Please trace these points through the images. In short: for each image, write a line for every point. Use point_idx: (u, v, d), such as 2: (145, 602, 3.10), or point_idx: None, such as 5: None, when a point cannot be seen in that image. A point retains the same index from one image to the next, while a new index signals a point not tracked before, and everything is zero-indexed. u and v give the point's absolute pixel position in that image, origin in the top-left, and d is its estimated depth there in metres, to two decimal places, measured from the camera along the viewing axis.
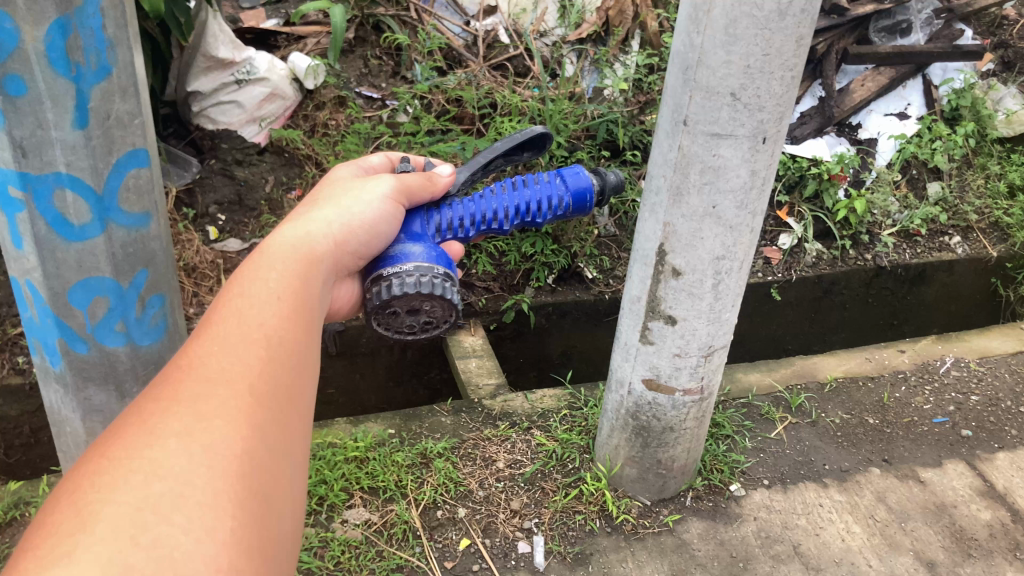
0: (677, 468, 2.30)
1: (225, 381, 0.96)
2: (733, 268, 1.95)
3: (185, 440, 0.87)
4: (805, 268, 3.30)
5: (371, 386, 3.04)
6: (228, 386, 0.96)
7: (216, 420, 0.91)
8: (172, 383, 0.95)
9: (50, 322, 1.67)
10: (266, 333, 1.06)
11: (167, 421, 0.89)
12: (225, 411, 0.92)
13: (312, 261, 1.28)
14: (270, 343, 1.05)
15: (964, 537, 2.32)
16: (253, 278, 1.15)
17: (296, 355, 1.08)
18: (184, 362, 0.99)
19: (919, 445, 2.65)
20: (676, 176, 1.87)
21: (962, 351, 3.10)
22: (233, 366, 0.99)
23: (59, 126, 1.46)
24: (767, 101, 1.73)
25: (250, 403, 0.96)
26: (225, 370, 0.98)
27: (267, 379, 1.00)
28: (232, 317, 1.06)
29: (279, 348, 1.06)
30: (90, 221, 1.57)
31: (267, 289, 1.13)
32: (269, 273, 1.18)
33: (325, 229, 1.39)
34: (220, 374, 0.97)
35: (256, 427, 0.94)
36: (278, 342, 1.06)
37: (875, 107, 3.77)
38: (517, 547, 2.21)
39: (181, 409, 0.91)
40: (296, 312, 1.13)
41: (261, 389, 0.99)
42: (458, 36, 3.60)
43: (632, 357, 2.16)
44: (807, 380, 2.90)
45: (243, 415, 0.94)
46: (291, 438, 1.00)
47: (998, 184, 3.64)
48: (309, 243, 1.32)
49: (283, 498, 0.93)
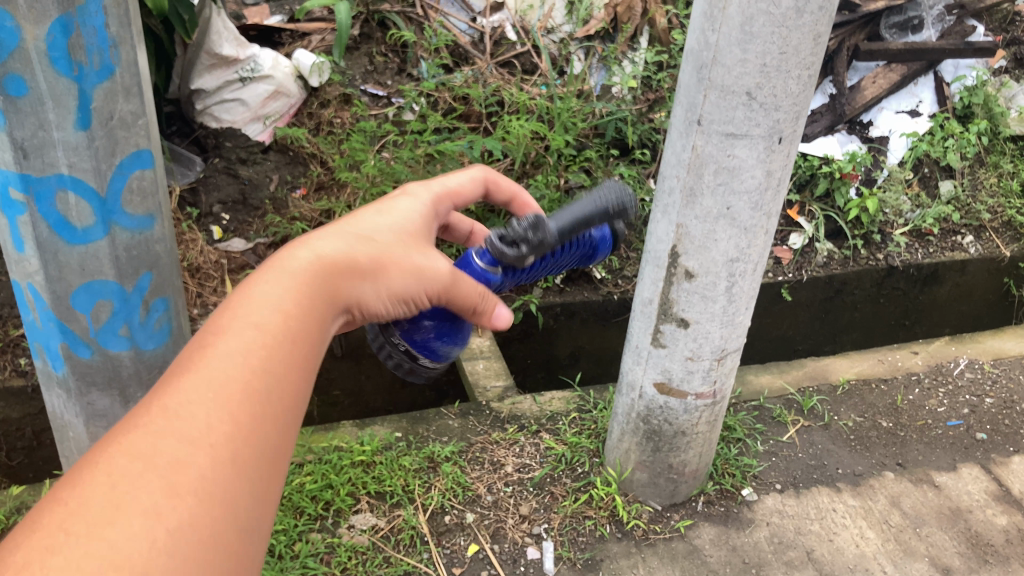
0: (688, 473, 2.26)
1: (211, 437, 0.81)
2: (747, 270, 1.92)
3: (151, 524, 0.73)
4: (816, 268, 3.26)
5: (377, 388, 3.01)
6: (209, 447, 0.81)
7: (190, 496, 0.77)
8: (148, 427, 0.80)
9: (52, 326, 1.64)
10: (265, 370, 0.90)
11: (139, 494, 0.74)
12: (203, 485, 0.78)
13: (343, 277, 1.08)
14: (269, 383, 0.90)
15: (980, 543, 2.29)
16: (265, 295, 0.97)
17: (294, 396, 0.93)
18: (168, 395, 0.83)
19: (933, 449, 2.61)
20: (689, 177, 1.83)
21: (976, 352, 3.06)
22: (222, 422, 0.83)
23: (61, 127, 1.43)
24: (783, 100, 1.69)
25: (232, 468, 0.82)
26: (213, 422, 0.83)
27: (257, 433, 0.86)
28: (232, 347, 0.90)
29: (274, 395, 0.90)
30: (93, 223, 1.53)
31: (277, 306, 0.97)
32: (285, 289, 1.00)
33: (368, 267, 1.14)
34: (205, 425, 0.82)
35: (233, 501, 0.80)
36: (278, 385, 0.91)
37: (887, 104, 3.71)
38: (526, 553, 2.17)
39: (155, 476, 0.76)
40: (308, 343, 0.97)
41: (249, 456, 0.84)
42: (465, 33, 3.57)
43: (643, 360, 2.12)
44: (818, 382, 2.87)
45: (220, 488, 0.79)
46: (270, 504, 0.86)
47: (1011, 182, 3.60)
48: (343, 267, 1.10)
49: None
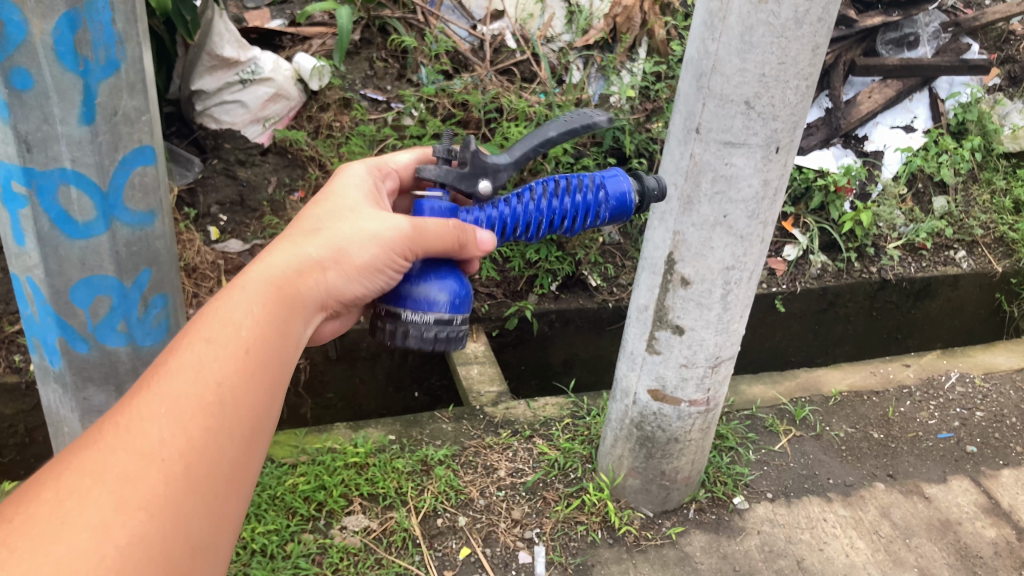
0: (681, 480, 2.27)
1: (175, 400, 0.96)
2: (742, 278, 1.93)
3: (99, 538, 0.82)
4: (809, 280, 3.28)
5: (371, 391, 3.00)
6: (147, 455, 0.90)
7: (153, 442, 0.92)
8: (100, 444, 0.90)
9: (51, 320, 1.64)
10: (237, 367, 1.03)
11: (122, 441, 0.90)
12: (162, 434, 0.93)
13: (296, 298, 1.18)
14: (235, 359, 1.04)
15: (969, 554, 2.30)
16: (237, 300, 1.10)
17: (263, 379, 1.06)
18: (123, 411, 0.94)
19: (924, 461, 2.63)
20: (687, 184, 1.85)
21: (967, 366, 3.08)
22: (176, 438, 0.93)
23: (65, 120, 1.43)
24: (780, 110, 1.71)
25: (196, 419, 0.96)
26: (172, 393, 0.97)
27: (220, 395, 1.00)
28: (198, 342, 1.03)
29: (227, 413, 0.99)
30: (94, 219, 1.54)
31: (226, 331, 1.06)
32: (242, 313, 1.09)
33: (315, 254, 1.24)
34: (178, 389, 0.97)
35: (200, 449, 0.95)
36: (240, 359, 1.04)
37: (881, 119, 3.75)
38: (518, 557, 2.18)
39: (126, 434, 0.91)
40: (261, 364, 1.06)
41: (196, 472, 0.93)
42: (465, 40, 3.59)
43: (637, 366, 2.14)
44: (811, 393, 2.88)
45: (183, 438, 0.94)
46: (238, 450, 1.00)
47: (1004, 199, 3.64)
48: (298, 271, 1.21)
49: (214, 510, 0.95)
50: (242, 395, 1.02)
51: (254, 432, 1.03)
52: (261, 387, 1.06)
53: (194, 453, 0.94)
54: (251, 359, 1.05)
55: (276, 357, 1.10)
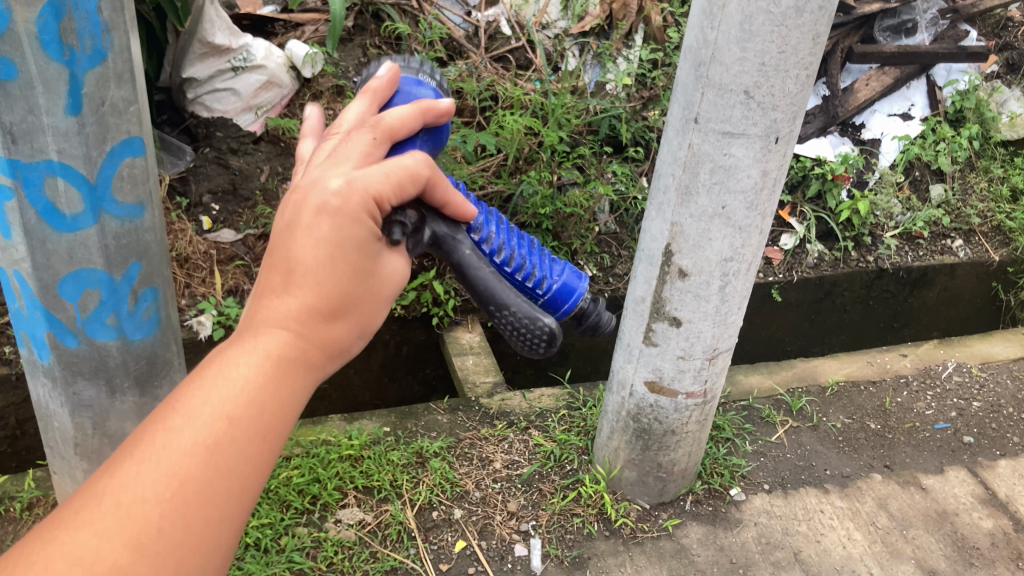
0: (677, 472, 2.26)
1: (179, 479, 0.87)
2: (740, 270, 1.91)
3: None
4: (806, 269, 3.26)
5: (366, 382, 2.95)
6: (141, 561, 0.82)
7: (148, 531, 0.84)
8: (92, 518, 0.82)
9: (39, 314, 1.62)
10: (251, 444, 0.94)
11: (116, 523, 0.82)
12: (158, 522, 0.84)
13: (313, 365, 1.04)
14: (249, 433, 0.94)
15: (966, 546, 2.29)
16: (259, 364, 0.98)
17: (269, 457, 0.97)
18: (124, 477, 0.86)
19: (921, 451, 2.62)
20: (685, 175, 1.83)
21: (965, 356, 3.07)
22: (172, 528, 0.85)
23: (51, 111, 1.40)
24: (780, 100, 1.68)
25: (195, 504, 0.88)
26: (177, 470, 0.88)
27: (225, 477, 0.91)
28: (213, 406, 0.93)
29: (227, 499, 0.91)
30: (82, 211, 1.51)
31: (237, 403, 0.94)
32: (262, 378, 0.98)
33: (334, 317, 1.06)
34: (188, 465, 0.88)
35: (194, 539, 0.87)
36: (255, 432, 0.95)
37: (879, 107, 3.72)
38: (513, 550, 2.16)
39: (123, 513, 0.83)
40: (272, 442, 0.97)
41: (185, 565, 0.86)
42: (459, 26, 3.53)
43: (634, 358, 2.12)
44: (807, 383, 2.86)
45: (178, 526, 0.86)
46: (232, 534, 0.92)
47: (1001, 187, 3.63)
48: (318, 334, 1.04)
49: None
50: (248, 477, 0.93)
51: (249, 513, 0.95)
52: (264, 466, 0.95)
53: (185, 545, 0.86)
54: (259, 436, 0.94)
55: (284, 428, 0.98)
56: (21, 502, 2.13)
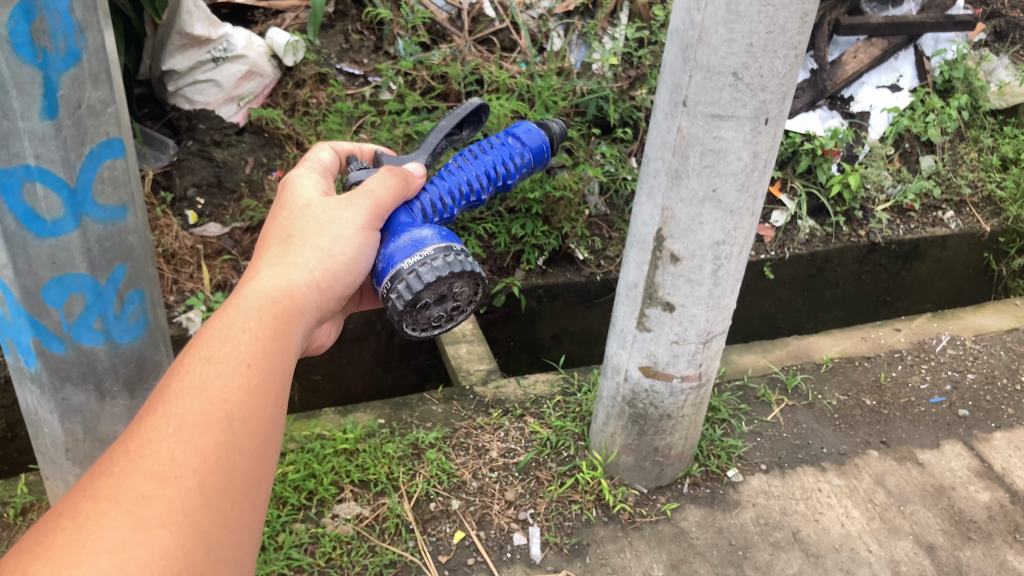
0: (674, 455, 2.26)
1: (197, 414, 1.02)
2: (732, 253, 1.89)
3: (121, 555, 0.85)
4: (798, 246, 3.25)
5: (358, 372, 2.95)
6: (184, 469, 0.95)
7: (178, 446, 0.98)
8: (117, 468, 0.94)
9: (23, 321, 1.58)
10: (254, 383, 1.10)
11: (155, 448, 0.96)
12: (186, 443, 0.98)
13: (288, 313, 1.26)
14: (253, 367, 1.11)
15: (963, 520, 2.30)
16: (233, 329, 1.16)
17: (271, 394, 1.12)
18: (134, 437, 0.98)
19: (916, 426, 2.62)
20: (674, 159, 1.80)
21: (958, 329, 3.06)
22: (189, 455, 0.97)
23: (26, 116, 1.37)
24: (769, 81, 1.66)
25: (219, 428, 1.02)
26: (192, 408, 1.02)
27: (243, 409, 1.06)
28: (213, 356, 1.10)
29: (236, 428, 1.04)
30: (63, 216, 1.48)
31: (235, 351, 1.13)
32: (241, 334, 1.16)
33: (305, 274, 1.36)
34: (207, 400, 1.04)
35: (221, 453, 1.00)
36: (257, 366, 1.12)
37: (867, 79, 3.71)
38: (512, 539, 2.16)
39: (158, 440, 0.98)
40: (264, 378, 1.12)
41: (214, 479, 0.97)
42: (442, 9, 3.47)
43: (628, 344, 2.10)
44: (802, 360, 2.86)
45: (208, 450, 0.99)
46: (262, 453, 1.06)
47: (991, 157, 3.61)
48: (289, 295, 1.30)
49: (240, 504, 1.00)
50: (259, 412, 1.08)
51: (263, 444, 1.07)
52: (266, 456, 1.06)
53: (217, 455, 1.00)
54: (256, 378, 1.11)
55: (270, 423, 1.10)
56: (15, 507, 2.11)
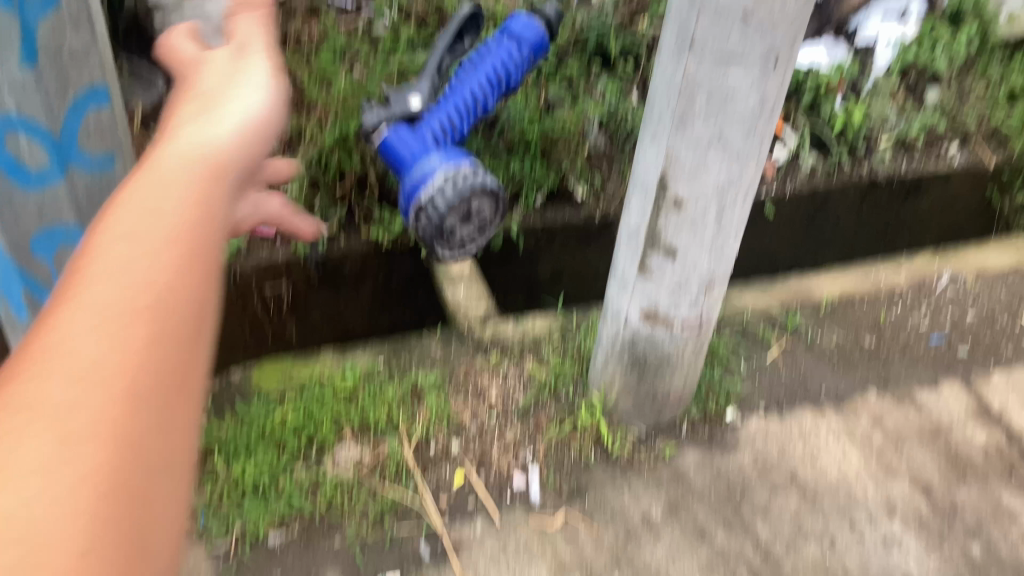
0: (674, 398, 2.27)
1: (85, 380, 0.75)
2: (737, 198, 1.85)
3: None
4: (800, 182, 3.17)
5: (354, 313, 2.89)
6: (74, 473, 0.70)
7: (65, 433, 0.72)
8: None
9: (13, 272, 1.55)
10: (168, 317, 0.83)
11: (23, 444, 0.70)
12: (69, 429, 0.72)
13: (202, 205, 0.95)
14: (161, 293, 0.84)
15: (959, 461, 2.34)
16: (127, 231, 0.87)
17: (194, 325, 0.86)
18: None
19: (916, 366, 2.62)
20: (680, 102, 1.74)
21: (959, 267, 3.01)
22: (79, 450, 0.71)
23: (4, 65, 1.31)
24: (781, 21, 1.59)
25: (122, 397, 0.76)
26: (77, 374, 0.75)
27: (153, 361, 0.80)
28: (106, 277, 0.82)
29: (148, 387, 0.78)
30: (48, 167, 1.43)
31: (145, 267, 0.84)
32: (128, 240, 0.86)
33: (194, 159, 1.01)
34: (103, 354, 0.77)
35: (129, 437, 0.75)
36: (168, 292, 0.84)
37: (876, 6, 3.65)
38: (512, 481, 2.20)
39: (28, 431, 0.71)
40: (180, 309, 0.85)
41: (120, 479, 0.73)
42: None
43: (629, 289, 2.08)
44: (803, 300, 2.81)
45: (104, 434, 0.74)
46: (183, 421, 0.82)
47: (998, 91, 3.55)
48: (189, 181, 0.96)
49: (155, 506, 0.76)
50: (177, 356, 0.82)
51: (183, 411, 0.82)
52: (189, 408, 0.83)
53: (120, 442, 0.74)
54: (173, 304, 0.84)
55: (194, 362, 0.85)
56: None
